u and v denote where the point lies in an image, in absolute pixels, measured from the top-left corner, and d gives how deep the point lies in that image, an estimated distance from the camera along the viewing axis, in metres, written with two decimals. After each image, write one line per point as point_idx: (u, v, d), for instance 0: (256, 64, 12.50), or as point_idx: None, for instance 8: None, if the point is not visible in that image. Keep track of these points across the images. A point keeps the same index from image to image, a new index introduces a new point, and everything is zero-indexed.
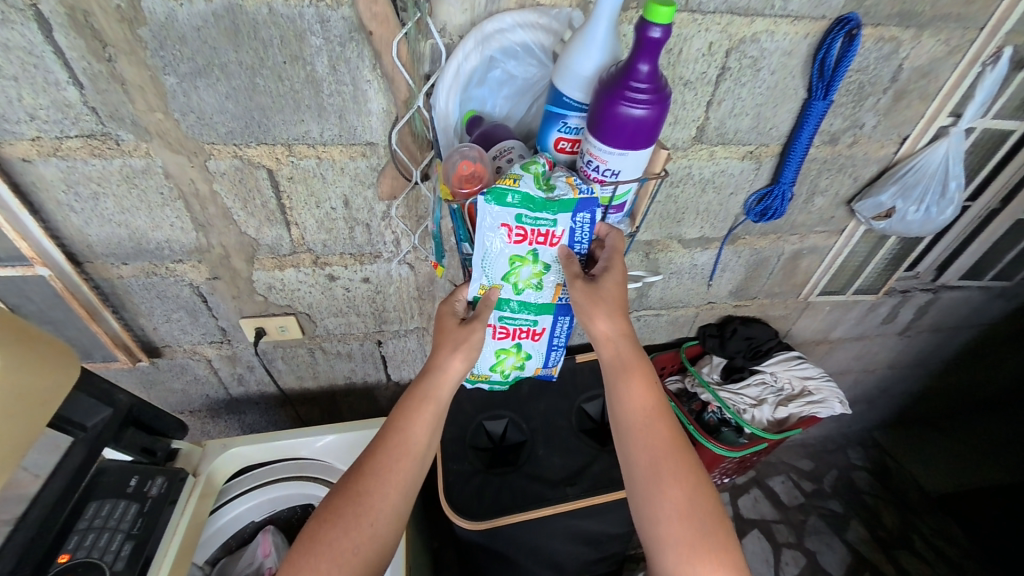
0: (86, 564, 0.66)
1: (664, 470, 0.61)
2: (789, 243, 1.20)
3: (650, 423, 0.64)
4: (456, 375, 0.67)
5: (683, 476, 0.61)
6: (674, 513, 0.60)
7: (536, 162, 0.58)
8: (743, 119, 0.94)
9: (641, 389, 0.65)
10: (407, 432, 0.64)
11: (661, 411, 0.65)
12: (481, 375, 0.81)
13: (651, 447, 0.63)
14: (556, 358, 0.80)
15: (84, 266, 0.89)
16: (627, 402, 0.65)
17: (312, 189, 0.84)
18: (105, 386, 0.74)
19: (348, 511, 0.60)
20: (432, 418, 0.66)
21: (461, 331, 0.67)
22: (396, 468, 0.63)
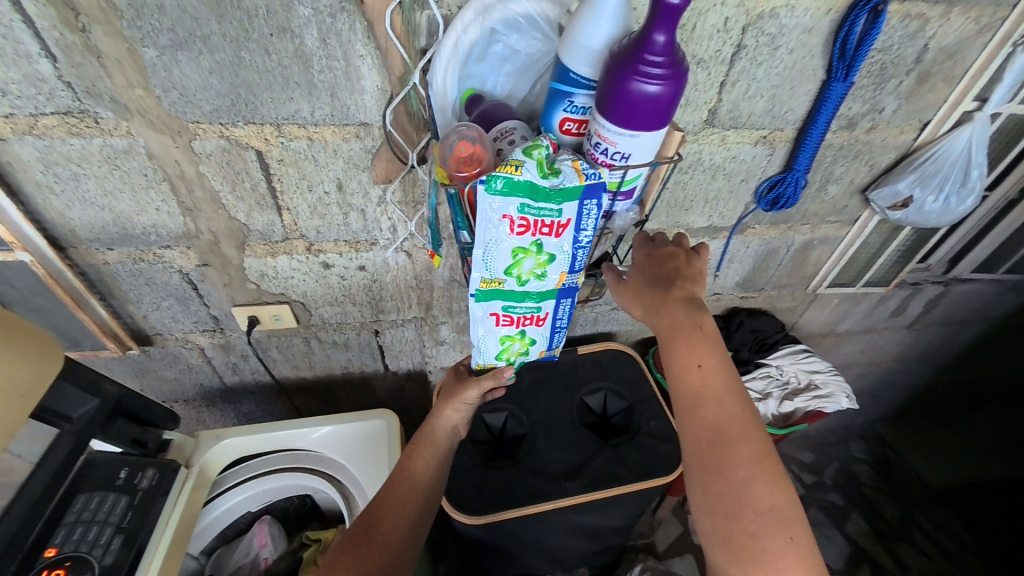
0: (74, 558, 0.65)
1: (711, 462, 0.57)
2: (800, 233, 1.16)
3: (697, 408, 0.59)
4: (452, 419, 0.79)
5: (737, 467, 0.56)
6: (723, 507, 0.56)
7: (539, 146, 0.54)
8: (757, 101, 0.89)
9: (688, 369, 0.61)
10: (411, 464, 0.73)
11: (712, 392, 0.60)
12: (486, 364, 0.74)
13: (698, 433, 0.58)
14: (560, 340, 0.73)
15: (68, 251, 0.86)
16: (673, 380, 0.62)
17: (304, 172, 0.80)
18: (91, 376, 0.71)
19: (364, 536, 0.65)
20: (433, 453, 0.76)
21: (457, 385, 0.80)
22: (403, 496, 0.70)
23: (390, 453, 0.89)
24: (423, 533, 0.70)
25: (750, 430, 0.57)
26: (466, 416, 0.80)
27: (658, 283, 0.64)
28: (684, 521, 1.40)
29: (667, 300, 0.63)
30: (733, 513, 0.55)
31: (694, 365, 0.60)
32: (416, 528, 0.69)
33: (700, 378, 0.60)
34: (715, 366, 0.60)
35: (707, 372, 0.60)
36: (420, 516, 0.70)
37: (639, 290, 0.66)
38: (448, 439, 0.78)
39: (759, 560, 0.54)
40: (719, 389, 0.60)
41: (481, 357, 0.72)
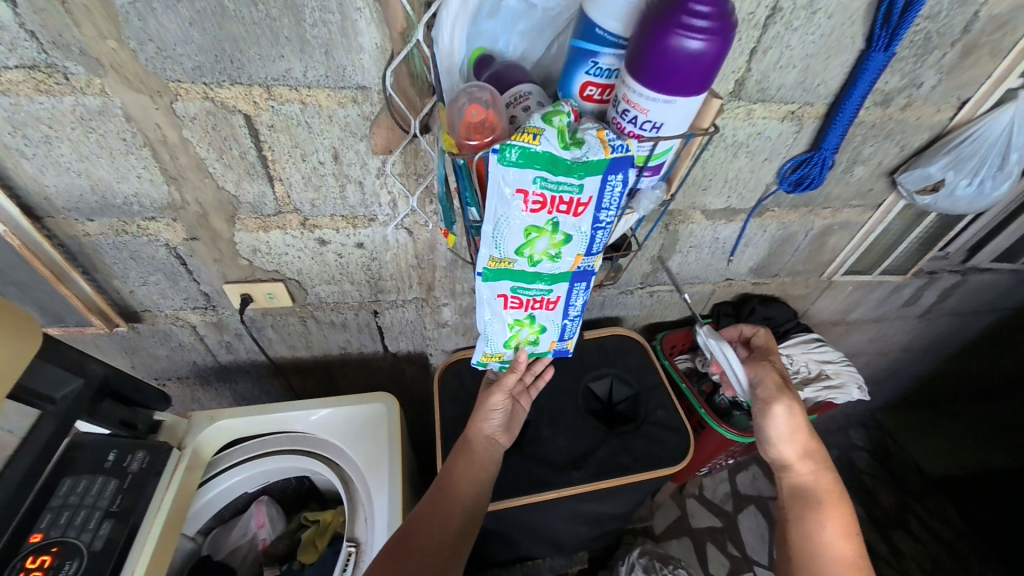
0: (61, 543, 0.62)
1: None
2: (820, 217, 1.10)
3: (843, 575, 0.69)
4: (484, 429, 0.78)
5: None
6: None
7: (559, 111, 0.48)
8: (788, 72, 0.81)
9: (841, 539, 0.73)
10: (448, 478, 0.73)
11: (860, 568, 0.70)
12: (494, 355, 0.71)
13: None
14: (572, 329, 0.71)
15: (45, 221, 0.80)
16: (813, 540, 0.74)
17: (296, 139, 0.74)
18: (75, 355, 0.67)
19: (400, 549, 0.65)
20: (470, 467, 0.74)
21: (484, 392, 0.80)
22: (439, 513, 0.69)
23: (391, 438, 0.87)
24: (460, 557, 0.68)
25: None
26: (498, 424, 0.79)
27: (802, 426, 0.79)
28: (682, 505, 1.41)
29: (818, 463, 0.78)
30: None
31: (848, 534, 0.73)
32: (452, 550, 0.67)
33: (852, 551, 0.72)
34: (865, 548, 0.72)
35: (859, 548, 0.72)
36: (457, 539, 0.68)
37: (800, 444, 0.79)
38: (485, 454, 0.76)
39: None
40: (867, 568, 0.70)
41: (488, 346, 0.69)
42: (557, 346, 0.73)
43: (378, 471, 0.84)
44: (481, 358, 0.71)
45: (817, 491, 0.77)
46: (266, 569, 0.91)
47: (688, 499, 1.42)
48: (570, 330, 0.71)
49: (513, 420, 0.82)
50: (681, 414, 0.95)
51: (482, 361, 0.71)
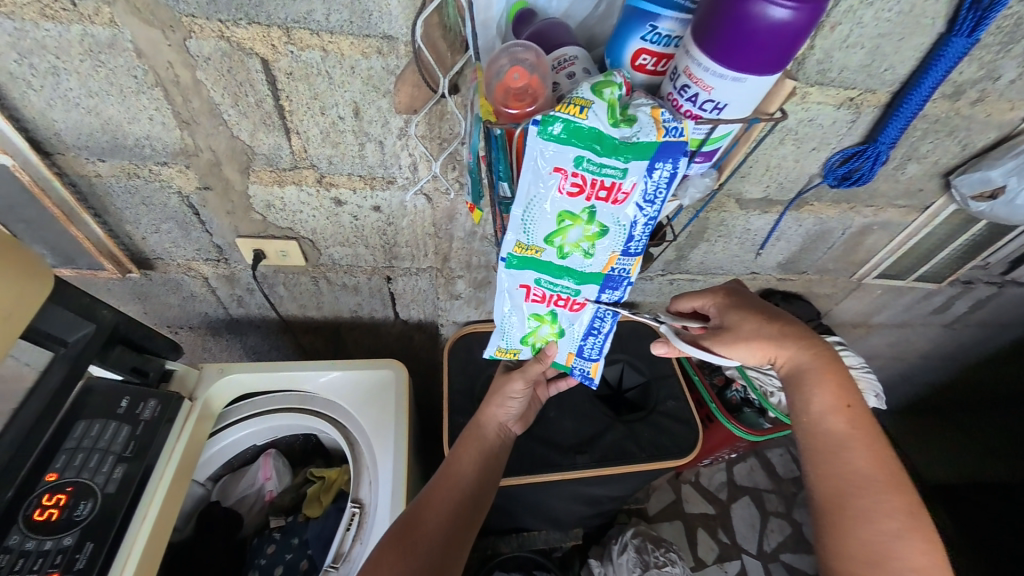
0: (76, 484, 0.64)
1: (852, 503, 0.58)
2: (861, 215, 1.03)
3: (842, 449, 0.60)
4: (498, 417, 0.79)
5: (879, 509, 0.57)
6: (863, 556, 0.57)
7: (611, 83, 0.43)
8: (855, 53, 0.73)
9: (835, 410, 0.62)
10: (456, 463, 0.74)
11: (859, 435, 0.60)
12: (511, 349, 0.69)
13: (840, 475, 0.60)
14: (593, 347, 0.68)
15: (55, 158, 0.77)
16: (805, 419, 0.63)
17: (315, 90, 0.69)
18: (86, 300, 0.66)
19: (408, 536, 0.64)
20: (478, 453, 0.75)
21: (503, 378, 0.79)
22: (448, 498, 0.69)
23: (398, 404, 0.87)
24: (467, 541, 0.67)
25: (891, 473, 0.59)
26: (513, 412, 0.79)
27: (799, 325, 0.66)
28: (677, 489, 1.44)
29: (811, 342, 0.64)
30: (876, 564, 0.56)
31: (843, 406, 0.61)
32: (461, 534, 0.67)
33: (848, 421, 0.61)
34: (864, 411, 0.61)
35: (856, 417, 0.61)
36: (466, 523, 0.68)
37: (757, 338, 0.65)
38: (494, 440, 0.78)
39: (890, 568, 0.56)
40: (868, 432, 0.61)
41: (507, 340, 0.67)
42: (573, 362, 0.70)
43: (385, 437, 0.84)
44: (493, 353, 0.71)
45: (802, 372, 0.63)
46: (272, 519, 0.94)
47: (684, 485, 1.45)
48: (590, 347, 0.68)
49: (528, 410, 0.84)
50: (691, 406, 0.94)
51: (500, 353, 0.69)
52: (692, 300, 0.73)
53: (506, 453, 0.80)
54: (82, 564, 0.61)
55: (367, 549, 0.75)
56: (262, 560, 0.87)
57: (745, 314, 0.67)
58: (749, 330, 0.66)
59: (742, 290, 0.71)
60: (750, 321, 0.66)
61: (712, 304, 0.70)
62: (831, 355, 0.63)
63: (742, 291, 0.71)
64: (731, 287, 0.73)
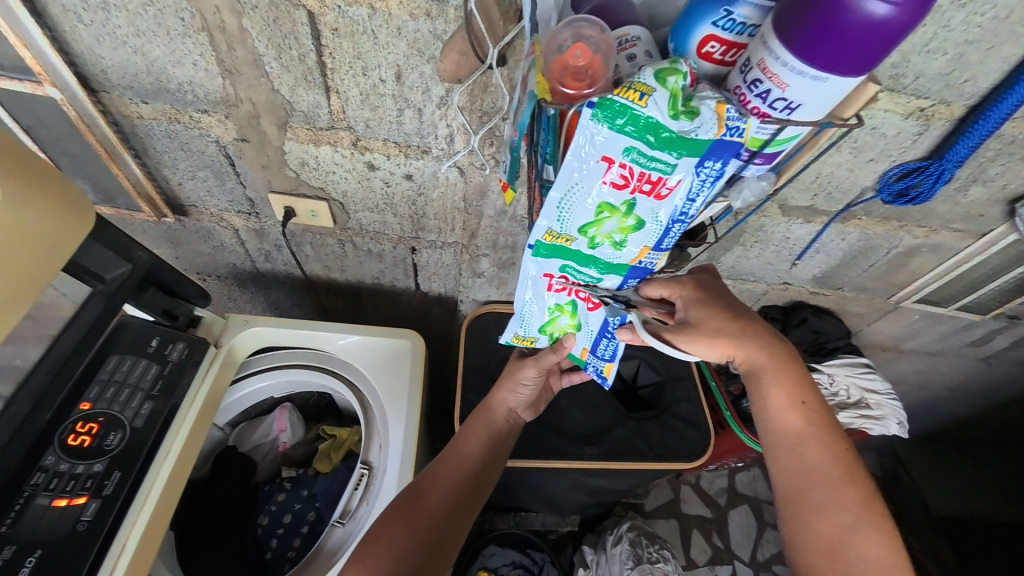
0: (106, 415, 0.67)
1: (810, 496, 0.56)
2: (911, 235, 0.97)
3: (799, 445, 0.57)
4: (508, 401, 0.79)
5: (835, 502, 0.55)
6: (817, 548, 0.55)
7: (676, 71, 0.40)
8: (935, 59, 0.66)
9: (794, 410, 0.58)
10: (463, 443, 0.75)
11: (815, 432, 0.57)
12: (528, 337, 0.70)
13: (797, 468, 0.57)
14: (607, 348, 0.64)
15: (100, 95, 0.77)
16: (762, 419, 0.60)
17: (359, 49, 0.67)
18: (124, 240, 0.68)
19: (407, 509, 0.66)
20: (485, 436, 0.76)
21: (516, 364, 0.80)
22: (451, 476, 0.71)
23: (412, 375, 0.89)
24: (468, 520, 0.69)
25: (850, 471, 0.56)
26: (523, 399, 0.80)
27: (761, 322, 0.61)
28: (676, 489, 1.45)
29: (770, 342, 0.59)
30: (832, 555, 0.54)
31: (797, 403, 0.58)
32: (461, 513, 0.68)
33: (802, 417, 0.58)
34: (820, 408, 0.58)
35: (810, 414, 0.58)
36: (467, 504, 0.70)
37: (721, 336, 0.58)
38: (503, 424, 0.79)
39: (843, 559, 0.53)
40: (824, 429, 0.57)
41: (525, 328, 0.68)
42: (587, 359, 0.68)
43: (397, 405, 0.86)
44: (510, 339, 0.72)
45: (759, 372, 0.59)
46: (284, 469, 0.98)
47: (683, 486, 1.46)
48: (604, 347, 0.65)
49: (538, 399, 0.84)
50: (705, 410, 0.94)
51: (517, 340, 0.71)
52: (658, 288, 0.62)
53: (513, 438, 0.81)
54: (110, 490, 0.65)
55: (372, 510, 0.78)
56: (271, 507, 0.92)
57: (711, 309, 0.60)
58: (714, 327, 0.59)
59: (710, 280, 0.64)
60: (717, 317, 0.59)
61: (680, 295, 0.61)
62: (789, 354, 0.59)
63: (710, 282, 0.64)
64: (698, 276, 0.64)
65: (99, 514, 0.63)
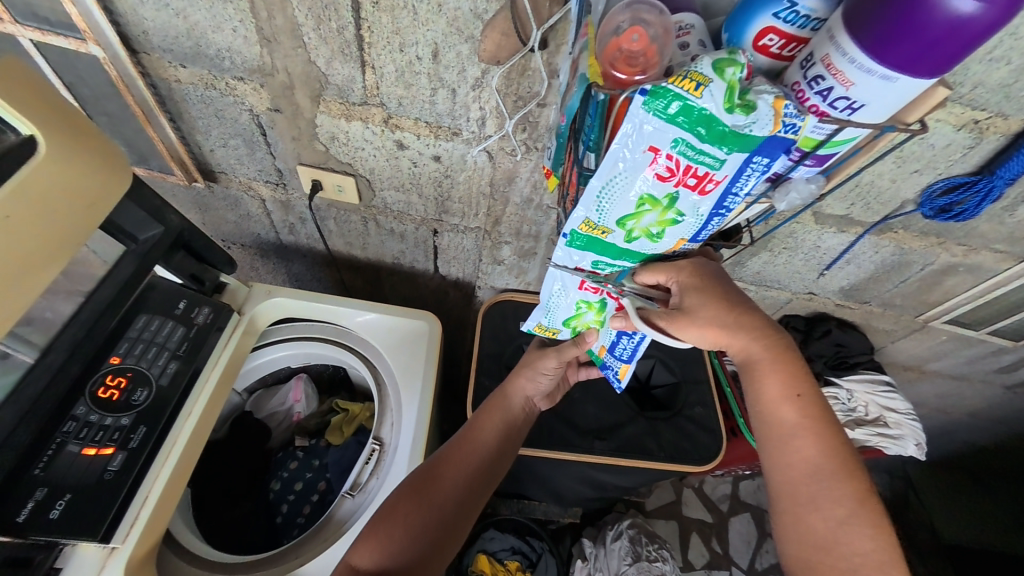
0: (134, 371, 0.69)
1: (805, 489, 0.54)
2: (949, 253, 0.93)
3: (790, 437, 0.54)
4: (525, 390, 0.79)
5: (827, 494, 0.53)
6: (808, 537, 0.54)
7: (734, 62, 0.38)
8: (997, 68, 0.62)
9: (789, 403, 0.54)
10: (478, 428, 0.75)
11: (808, 424, 0.54)
12: (551, 329, 0.70)
13: (792, 459, 0.54)
14: (624, 350, 0.65)
15: (140, 57, 0.78)
16: (755, 411, 0.57)
17: (398, 24, 0.66)
18: (157, 202, 0.69)
19: (424, 489, 0.67)
20: (501, 422, 0.76)
21: (536, 354, 0.80)
22: (465, 459, 0.71)
23: (428, 355, 0.89)
24: (478, 502, 0.70)
25: (847, 465, 0.53)
26: (541, 389, 0.80)
27: (759, 310, 0.56)
28: (678, 491, 1.45)
29: (766, 332, 0.54)
30: (824, 549, 0.53)
31: (792, 395, 0.54)
32: (473, 496, 0.69)
33: (797, 410, 0.54)
34: (816, 398, 0.54)
35: (806, 405, 0.54)
36: (479, 487, 0.71)
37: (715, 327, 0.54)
38: (519, 414, 0.79)
39: (835, 553, 0.52)
40: (818, 420, 0.54)
41: (550, 320, 0.67)
42: (605, 357, 0.68)
43: (412, 383, 0.87)
44: (532, 328, 0.71)
45: (755, 365, 0.55)
46: (297, 438, 1.01)
47: (686, 488, 1.46)
48: (622, 348, 0.65)
49: (556, 390, 0.84)
50: (718, 415, 0.94)
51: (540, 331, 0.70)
52: (653, 271, 0.56)
53: (526, 427, 0.81)
54: (136, 443, 0.67)
55: (381, 484, 0.79)
56: (285, 474, 0.95)
57: (708, 296, 0.55)
58: (708, 315, 0.54)
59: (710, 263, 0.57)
60: (715, 305, 0.54)
61: (673, 280, 0.56)
62: (787, 344, 0.55)
63: (709, 263, 0.57)
64: (698, 259, 0.58)
65: (125, 465, 0.66)
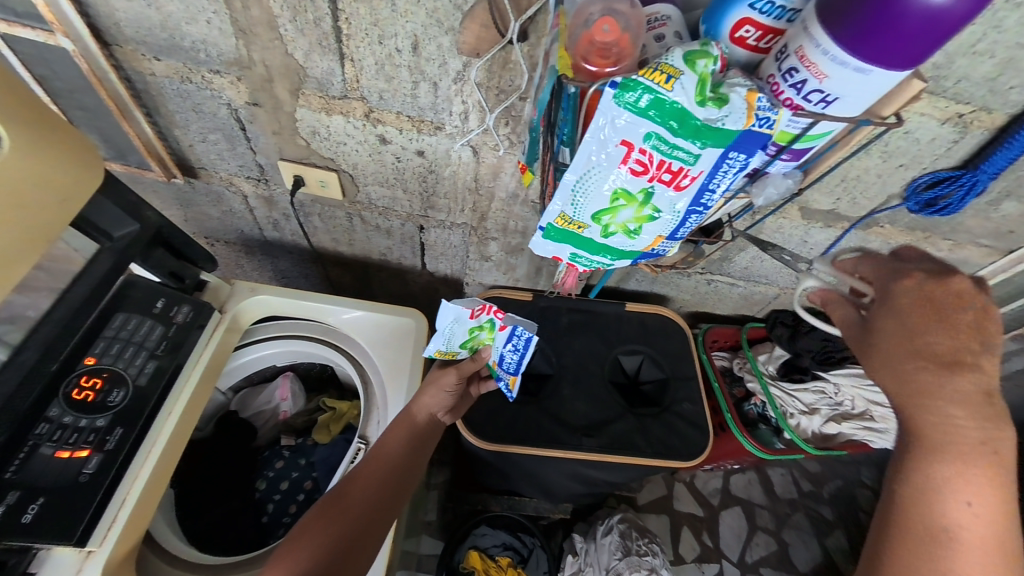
0: (111, 371, 0.68)
1: (970, 538, 0.45)
2: (935, 248, 0.93)
3: (940, 542, 0.46)
4: (429, 406, 0.79)
5: (968, 528, 0.46)
6: (903, 539, 0.48)
7: (707, 54, 0.37)
8: (982, 62, 0.61)
9: (955, 508, 0.46)
10: (386, 443, 0.75)
11: (976, 540, 0.45)
12: (449, 352, 0.79)
13: (974, 499, 0.45)
14: (511, 363, 0.81)
15: (113, 49, 0.76)
16: (916, 508, 0.47)
17: (376, 15, 0.64)
18: (133, 199, 0.67)
19: (329, 507, 0.67)
20: (408, 435, 0.76)
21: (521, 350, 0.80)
22: (369, 474, 0.71)
23: (413, 353, 0.89)
24: (388, 516, 0.70)
25: None
26: (444, 403, 0.80)
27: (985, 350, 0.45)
28: (669, 486, 1.46)
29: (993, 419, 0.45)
30: None
31: (966, 501, 0.46)
32: (380, 509, 0.69)
33: (964, 520, 0.46)
34: (994, 514, 0.46)
35: (980, 517, 0.46)
36: (387, 499, 0.71)
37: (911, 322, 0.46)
38: (426, 425, 0.79)
39: None
40: (989, 536, 0.45)
41: (450, 343, 0.77)
42: (497, 371, 0.82)
43: (397, 381, 0.87)
44: (432, 353, 0.78)
45: (940, 443, 0.46)
46: (284, 437, 1.01)
47: (677, 483, 1.47)
48: (509, 362, 0.81)
49: (461, 404, 0.84)
50: (706, 411, 0.94)
51: (439, 355, 0.78)
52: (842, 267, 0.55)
53: (436, 438, 0.81)
54: (113, 444, 0.66)
55: None
56: (271, 473, 0.94)
57: (955, 309, 0.45)
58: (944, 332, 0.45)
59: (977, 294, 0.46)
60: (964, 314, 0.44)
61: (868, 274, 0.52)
62: (1002, 443, 0.45)
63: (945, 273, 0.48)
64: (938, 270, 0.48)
65: (101, 467, 0.65)
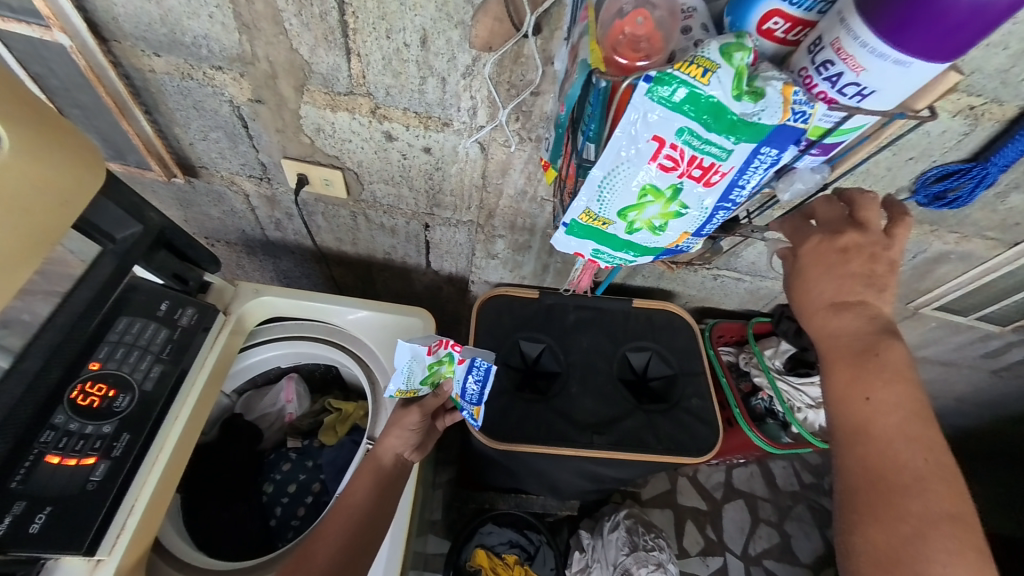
0: (116, 376, 0.66)
1: (878, 425, 0.54)
2: (941, 241, 0.94)
3: (858, 435, 0.55)
4: (394, 447, 0.76)
5: (881, 418, 0.54)
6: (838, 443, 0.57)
7: (743, 47, 0.36)
8: (997, 54, 0.61)
9: (867, 406, 0.55)
10: (351, 493, 0.73)
11: (888, 426, 0.54)
12: (410, 391, 0.72)
13: (868, 394, 0.55)
14: (475, 394, 0.73)
15: (111, 45, 0.73)
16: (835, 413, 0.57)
17: (384, 9, 0.63)
18: (135, 200, 0.66)
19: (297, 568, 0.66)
20: (374, 482, 0.74)
21: None
22: (334, 530, 0.69)
23: None
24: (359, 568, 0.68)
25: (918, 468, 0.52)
26: (410, 443, 0.77)
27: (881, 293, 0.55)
28: (673, 481, 1.47)
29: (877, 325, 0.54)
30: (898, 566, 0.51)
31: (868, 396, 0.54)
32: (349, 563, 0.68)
33: (876, 412, 0.54)
34: (898, 400, 0.54)
35: (887, 405, 0.54)
36: (358, 551, 0.69)
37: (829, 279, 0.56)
38: (393, 469, 0.76)
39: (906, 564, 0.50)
40: (896, 419, 0.54)
41: (409, 380, 0.71)
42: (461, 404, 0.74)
43: None
44: (392, 393, 0.71)
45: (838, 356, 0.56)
46: (289, 438, 0.99)
47: (681, 477, 1.48)
48: (472, 392, 0.73)
49: (427, 439, 0.81)
50: (715, 407, 0.94)
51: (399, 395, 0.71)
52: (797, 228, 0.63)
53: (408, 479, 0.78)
54: (120, 451, 0.65)
55: None
56: (277, 475, 0.94)
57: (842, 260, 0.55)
58: (837, 278, 0.56)
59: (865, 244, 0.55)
60: (850, 260, 0.55)
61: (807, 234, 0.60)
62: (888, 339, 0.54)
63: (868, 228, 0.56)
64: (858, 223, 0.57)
65: (108, 474, 0.64)
